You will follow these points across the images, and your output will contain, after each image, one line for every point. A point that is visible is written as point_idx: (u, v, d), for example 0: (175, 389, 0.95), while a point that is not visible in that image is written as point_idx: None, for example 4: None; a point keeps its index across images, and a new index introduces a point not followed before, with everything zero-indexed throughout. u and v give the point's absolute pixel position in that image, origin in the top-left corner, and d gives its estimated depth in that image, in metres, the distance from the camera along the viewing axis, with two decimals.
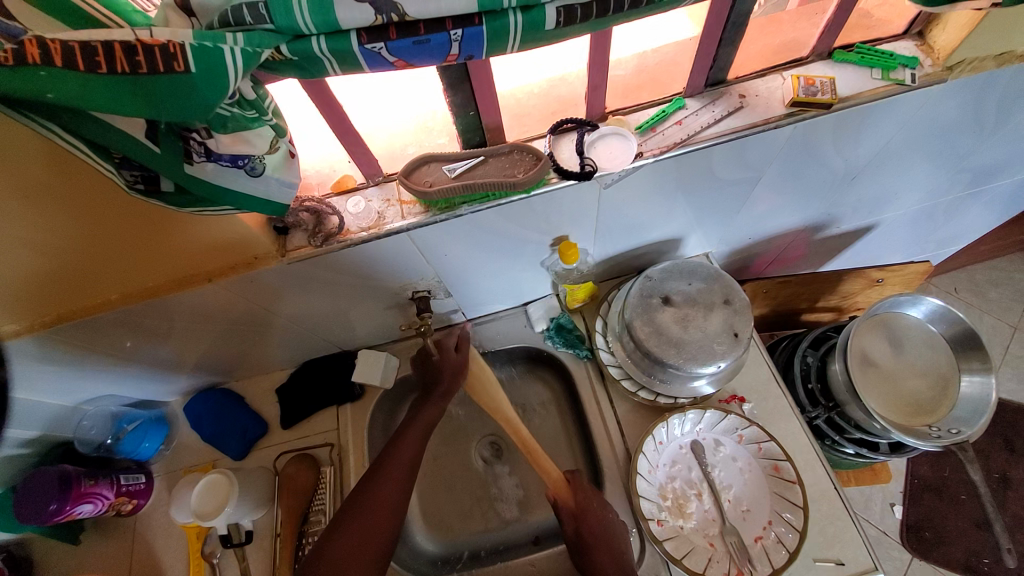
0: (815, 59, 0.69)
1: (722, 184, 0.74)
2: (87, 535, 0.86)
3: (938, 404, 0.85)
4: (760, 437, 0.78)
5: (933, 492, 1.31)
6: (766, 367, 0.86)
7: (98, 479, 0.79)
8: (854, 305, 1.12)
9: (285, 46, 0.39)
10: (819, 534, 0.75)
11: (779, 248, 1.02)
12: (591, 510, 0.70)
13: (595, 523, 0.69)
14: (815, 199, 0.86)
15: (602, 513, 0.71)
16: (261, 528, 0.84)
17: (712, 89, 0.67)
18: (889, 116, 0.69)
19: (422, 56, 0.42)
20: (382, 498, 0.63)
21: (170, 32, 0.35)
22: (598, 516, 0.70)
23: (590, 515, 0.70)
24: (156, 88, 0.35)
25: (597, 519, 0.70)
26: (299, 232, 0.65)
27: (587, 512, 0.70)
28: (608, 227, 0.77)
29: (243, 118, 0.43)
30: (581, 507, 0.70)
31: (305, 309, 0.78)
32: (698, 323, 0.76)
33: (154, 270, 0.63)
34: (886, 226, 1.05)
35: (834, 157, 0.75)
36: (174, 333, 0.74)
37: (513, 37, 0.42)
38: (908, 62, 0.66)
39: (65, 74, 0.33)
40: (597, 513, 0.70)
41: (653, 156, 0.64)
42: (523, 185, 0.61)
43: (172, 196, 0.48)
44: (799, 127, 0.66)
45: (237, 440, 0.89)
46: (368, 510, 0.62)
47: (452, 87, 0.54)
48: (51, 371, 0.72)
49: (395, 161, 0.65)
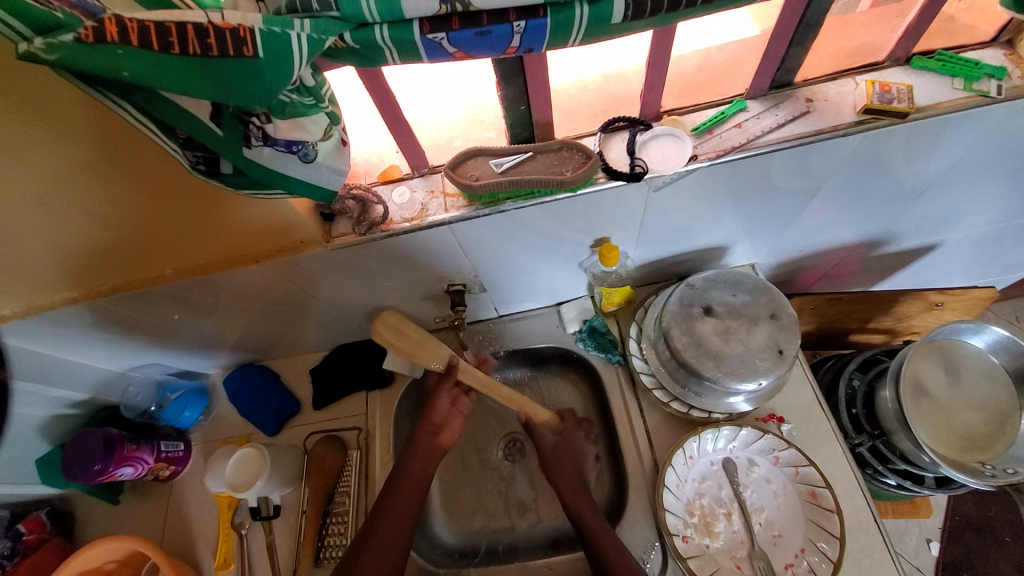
0: (891, 64, 0.64)
1: (777, 193, 0.70)
2: (127, 496, 0.90)
3: (994, 441, 0.79)
4: (799, 460, 0.74)
5: (975, 531, 1.23)
6: (809, 387, 0.82)
7: (140, 444, 0.83)
8: (908, 329, 1.06)
9: (349, 34, 0.39)
10: (854, 567, 0.71)
11: (830, 263, 0.97)
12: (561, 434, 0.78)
13: (561, 457, 0.76)
14: (875, 215, 0.81)
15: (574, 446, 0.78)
16: (288, 504, 0.87)
17: (777, 93, 0.64)
18: (967, 130, 0.64)
19: (482, 48, 0.41)
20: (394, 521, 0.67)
21: (241, 16, 0.35)
22: (569, 450, 0.77)
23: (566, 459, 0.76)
24: (224, 71, 0.35)
25: (566, 454, 0.76)
26: (344, 220, 0.66)
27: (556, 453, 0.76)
28: (651, 232, 0.75)
29: (300, 104, 0.43)
30: (560, 463, 0.76)
31: (343, 294, 0.79)
32: (741, 337, 0.73)
33: (205, 248, 0.65)
34: (950, 247, 0.98)
35: (902, 171, 0.70)
36: (217, 309, 0.76)
37: (576, 31, 0.40)
38: (994, 72, 0.61)
39: (140, 54, 0.34)
40: (565, 451, 0.76)
41: (708, 160, 0.61)
42: (569, 184, 0.59)
43: (230, 177, 0.49)
44: (869, 137, 0.62)
45: (271, 415, 0.92)
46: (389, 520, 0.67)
47: (504, 81, 0.53)
48: (104, 337, 0.76)
49: (441, 152, 0.65)
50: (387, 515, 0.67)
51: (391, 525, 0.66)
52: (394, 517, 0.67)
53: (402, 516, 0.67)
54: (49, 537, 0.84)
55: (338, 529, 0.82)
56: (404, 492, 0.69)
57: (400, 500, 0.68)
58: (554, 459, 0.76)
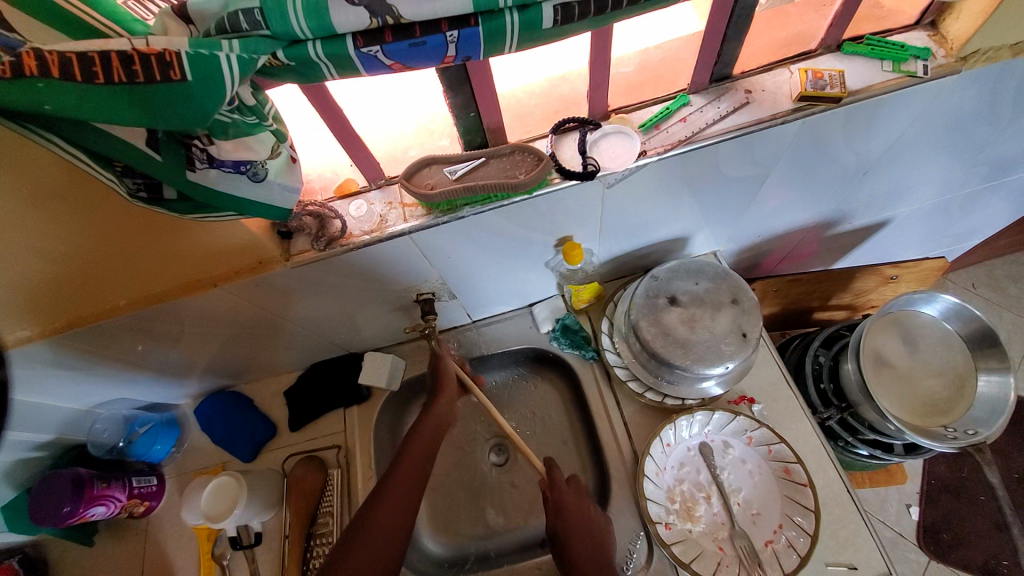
0: (823, 52, 0.67)
1: (728, 181, 0.72)
2: (101, 538, 0.87)
3: (954, 404, 0.82)
4: (770, 439, 0.76)
5: (950, 492, 1.27)
6: (776, 366, 0.85)
7: (111, 482, 0.80)
8: (868, 303, 1.10)
9: (282, 52, 0.39)
10: (831, 538, 0.73)
11: (790, 245, 1.00)
12: (570, 504, 0.72)
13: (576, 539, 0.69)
14: (826, 196, 0.84)
15: (592, 521, 0.71)
16: (270, 530, 0.85)
17: (718, 86, 0.66)
18: (899, 110, 0.67)
19: (419, 59, 0.41)
20: (411, 468, 0.66)
21: (166, 41, 0.35)
22: (589, 539, 0.69)
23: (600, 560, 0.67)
24: (154, 97, 0.35)
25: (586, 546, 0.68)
26: (303, 236, 0.65)
27: (570, 536, 0.69)
28: (613, 227, 0.76)
29: (242, 125, 0.43)
30: (577, 552, 0.67)
31: (312, 312, 0.78)
32: (706, 323, 0.75)
33: (159, 276, 0.63)
34: (899, 222, 1.02)
35: (845, 152, 0.73)
36: (183, 336, 0.75)
37: (510, 38, 0.41)
38: (919, 53, 0.64)
39: (62, 85, 0.33)
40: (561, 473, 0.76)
41: (657, 155, 0.63)
42: (523, 187, 0.60)
43: (175, 203, 0.48)
44: (808, 122, 0.64)
45: (246, 443, 0.90)
46: (416, 447, 0.68)
47: (452, 89, 0.54)
48: (63, 375, 0.73)
49: (397, 162, 0.66)
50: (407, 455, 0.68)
51: (408, 470, 0.66)
52: (411, 457, 0.67)
53: (417, 463, 0.67)
54: None
55: (322, 549, 0.80)
56: (411, 464, 0.67)
57: (411, 453, 0.68)
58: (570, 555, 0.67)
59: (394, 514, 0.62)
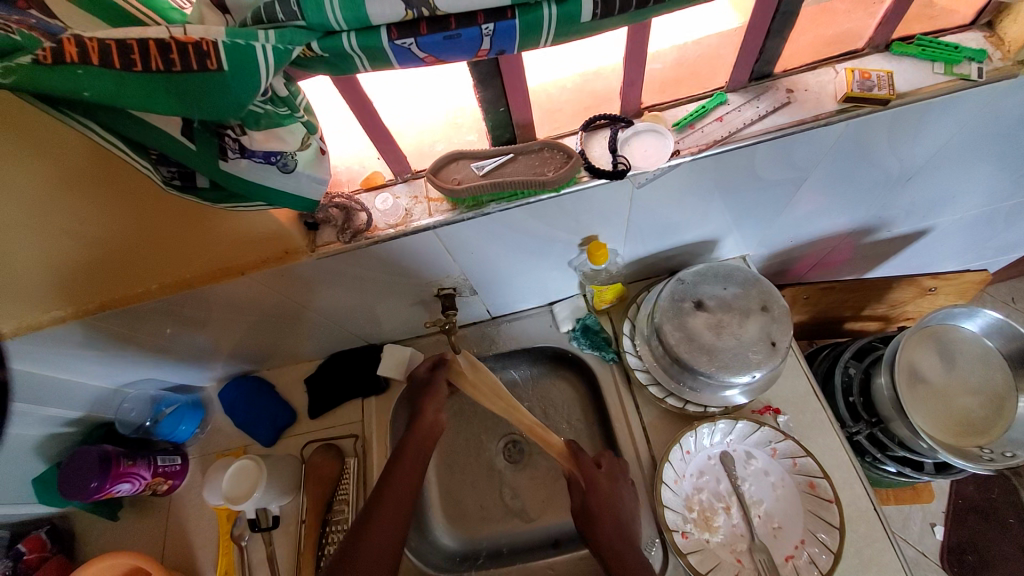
0: (871, 52, 0.64)
1: (763, 184, 0.70)
2: (126, 513, 0.90)
3: (991, 425, 0.78)
4: (796, 451, 0.74)
5: (980, 514, 1.22)
6: (804, 377, 0.82)
7: (137, 459, 0.82)
8: (903, 315, 1.05)
9: (316, 43, 0.38)
10: (854, 556, 0.71)
11: (823, 252, 0.96)
12: (601, 487, 0.72)
13: (603, 521, 0.69)
14: (865, 202, 0.80)
15: (621, 505, 0.71)
16: (287, 514, 0.86)
17: (757, 84, 0.63)
18: (952, 114, 0.64)
19: (453, 52, 0.41)
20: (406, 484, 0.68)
21: (203, 30, 0.35)
22: (615, 522, 0.69)
23: (622, 545, 0.67)
24: (189, 86, 0.35)
25: (612, 525, 0.69)
26: (328, 228, 0.66)
27: (598, 513, 0.70)
28: (640, 228, 0.74)
29: (275, 115, 0.43)
30: (601, 531, 0.68)
31: (334, 302, 0.79)
32: (732, 330, 0.73)
33: (189, 262, 0.64)
34: (941, 231, 0.97)
35: (888, 157, 0.70)
36: (208, 322, 0.76)
37: (545, 32, 0.40)
38: (974, 55, 0.61)
39: (101, 72, 0.34)
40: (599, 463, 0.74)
41: (691, 155, 0.61)
42: (552, 185, 0.59)
43: (207, 192, 0.48)
44: (852, 124, 0.61)
45: (267, 427, 0.92)
46: (410, 454, 0.71)
47: (482, 83, 0.53)
48: (96, 354, 0.75)
49: (424, 157, 0.65)
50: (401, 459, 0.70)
51: (400, 481, 0.68)
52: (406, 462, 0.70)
53: (409, 475, 0.69)
54: (50, 556, 0.85)
55: (338, 536, 0.81)
56: (404, 472, 0.69)
57: (407, 459, 0.70)
58: (595, 530, 0.69)
59: (391, 515, 0.64)
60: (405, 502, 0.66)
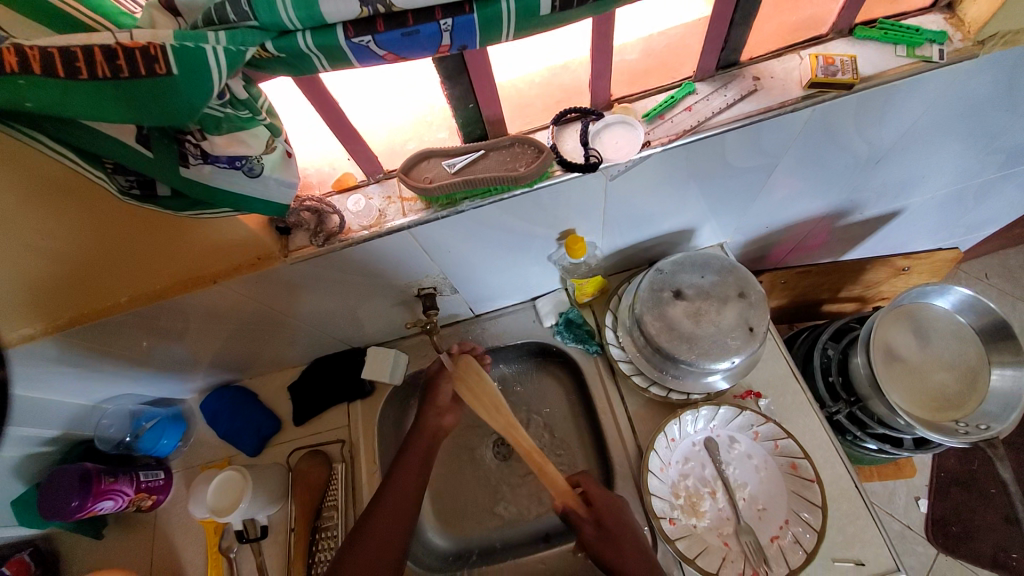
0: (834, 36, 0.65)
1: (735, 172, 0.71)
2: (111, 530, 0.89)
3: (965, 399, 0.80)
4: (777, 434, 0.75)
5: (961, 486, 1.26)
6: (783, 361, 0.83)
7: (118, 476, 0.80)
8: (879, 295, 1.08)
9: (270, 43, 0.38)
10: (838, 533, 0.72)
11: (799, 236, 0.98)
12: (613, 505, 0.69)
13: (617, 544, 0.65)
14: (837, 186, 0.82)
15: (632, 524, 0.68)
16: (276, 524, 0.85)
17: (725, 73, 0.64)
18: (915, 97, 0.65)
19: (414, 49, 0.40)
20: (408, 485, 0.68)
21: (151, 34, 0.34)
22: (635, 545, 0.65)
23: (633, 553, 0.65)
24: (137, 93, 0.34)
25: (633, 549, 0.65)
26: (301, 232, 0.65)
27: (608, 525, 0.67)
28: (617, 220, 0.75)
29: (237, 119, 0.42)
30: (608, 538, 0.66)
31: (315, 307, 0.78)
32: (711, 317, 0.74)
33: (159, 272, 0.63)
34: (912, 212, 1.00)
35: (857, 141, 0.71)
36: (186, 333, 0.75)
37: (506, 25, 0.40)
38: (935, 37, 0.61)
39: (44, 82, 0.33)
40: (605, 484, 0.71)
41: (661, 145, 0.61)
42: (524, 180, 0.59)
43: (170, 201, 0.47)
44: (818, 110, 0.62)
45: (252, 436, 0.90)
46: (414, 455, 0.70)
47: (449, 79, 0.53)
48: (70, 371, 0.74)
49: (395, 157, 0.64)
50: (404, 464, 0.70)
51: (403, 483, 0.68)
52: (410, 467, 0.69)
53: (412, 480, 0.68)
54: None
55: (328, 543, 0.81)
56: (406, 476, 0.69)
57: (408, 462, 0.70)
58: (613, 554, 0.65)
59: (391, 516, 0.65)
60: (406, 505, 0.67)
